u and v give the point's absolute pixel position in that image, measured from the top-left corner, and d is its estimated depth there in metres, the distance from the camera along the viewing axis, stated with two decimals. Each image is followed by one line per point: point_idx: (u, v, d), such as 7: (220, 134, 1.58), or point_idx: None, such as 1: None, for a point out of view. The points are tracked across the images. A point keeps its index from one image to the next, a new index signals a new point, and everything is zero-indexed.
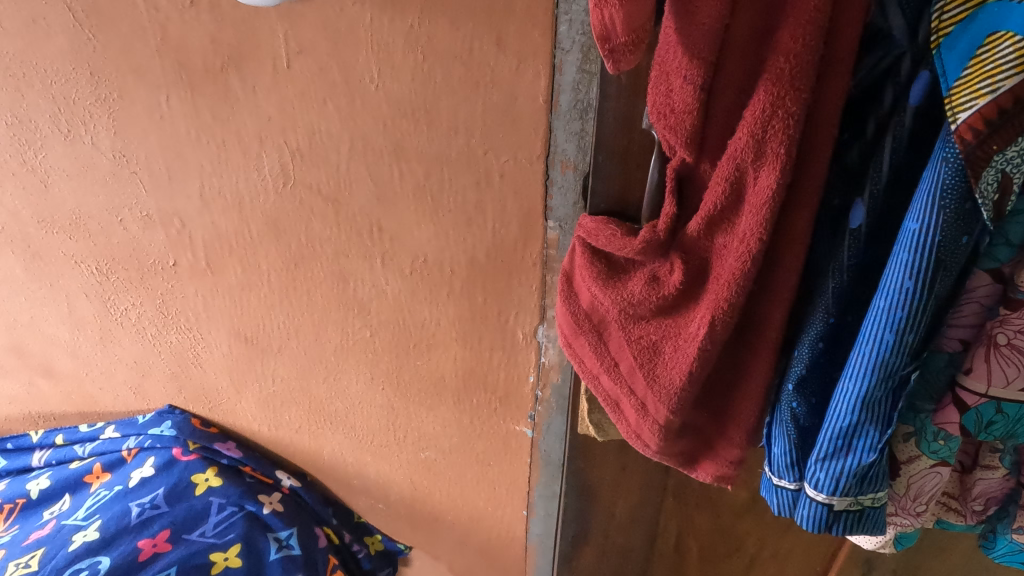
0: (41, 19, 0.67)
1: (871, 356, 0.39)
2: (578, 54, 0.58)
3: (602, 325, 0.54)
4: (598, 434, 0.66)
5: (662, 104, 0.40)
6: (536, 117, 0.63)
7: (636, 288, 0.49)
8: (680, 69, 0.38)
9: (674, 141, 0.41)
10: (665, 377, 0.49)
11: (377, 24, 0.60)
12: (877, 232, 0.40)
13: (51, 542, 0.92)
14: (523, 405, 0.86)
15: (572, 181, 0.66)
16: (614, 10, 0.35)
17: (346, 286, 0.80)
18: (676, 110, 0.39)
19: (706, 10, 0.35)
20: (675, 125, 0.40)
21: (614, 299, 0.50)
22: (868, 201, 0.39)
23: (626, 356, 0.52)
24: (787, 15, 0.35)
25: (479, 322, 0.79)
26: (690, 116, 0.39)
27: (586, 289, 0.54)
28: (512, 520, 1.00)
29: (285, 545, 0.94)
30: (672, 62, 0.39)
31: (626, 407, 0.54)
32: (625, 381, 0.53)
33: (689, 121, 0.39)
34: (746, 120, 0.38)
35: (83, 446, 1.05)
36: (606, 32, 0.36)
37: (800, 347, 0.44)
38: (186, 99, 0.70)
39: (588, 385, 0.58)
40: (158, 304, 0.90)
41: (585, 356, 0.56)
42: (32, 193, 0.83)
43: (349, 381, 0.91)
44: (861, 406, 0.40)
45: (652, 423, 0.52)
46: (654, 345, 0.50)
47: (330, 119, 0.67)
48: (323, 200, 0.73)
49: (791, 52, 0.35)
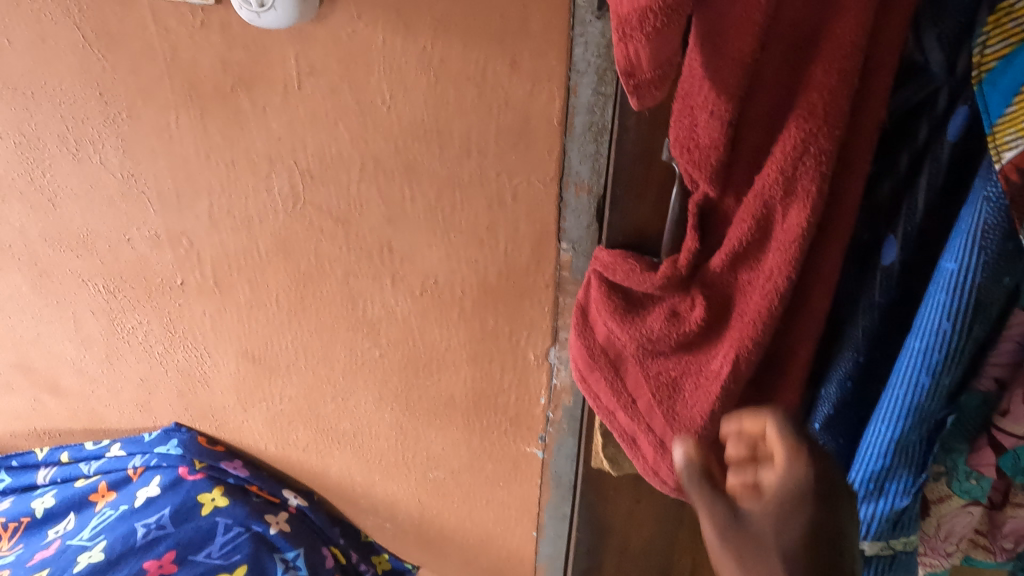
0: (50, 39, 0.66)
1: (904, 397, 0.39)
2: (593, 76, 0.57)
3: (619, 361, 0.53)
4: (612, 468, 0.65)
5: (687, 139, 0.40)
6: (550, 139, 0.62)
7: (656, 323, 0.48)
8: (706, 104, 0.38)
9: (698, 176, 0.41)
10: (687, 416, 0.48)
11: (390, 46, 0.59)
12: (911, 270, 0.40)
13: (56, 563, 0.92)
14: (534, 426, 0.84)
15: (586, 204, 0.64)
16: (638, 46, 0.34)
17: (355, 306, 0.79)
18: (701, 145, 0.39)
19: (736, 45, 0.35)
20: (699, 160, 0.40)
21: (634, 333, 0.49)
22: (901, 238, 0.39)
23: (644, 393, 0.51)
24: (821, 48, 0.35)
25: (490, 343, 0.78)
26: (716, 151, 0.39)
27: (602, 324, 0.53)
28: (522, 541, 0.98)
29: (291, 567, 0.94)
30: (697, 96, 0.38)
31: (644, 446, 0.52)
32: (643, 419, 0.52)
33: (714, 156, 0.39)
34: (775, 156, 0.37)
35: (89, 464, 1.04)
36: (631, 68, 0.36)
37: (830, 385, 0.45)
38: (196, 119, 0.69)
39: (604, 424, 0.56)
40: (165, 323, 0.89)
41: (600, 393, 0.55)
42: (40, 212, 0.82)
43: (357, 401, 0.90)
44: (893, 448, 0.41)
45: (672, 463, 0.50)
46: (674, 381, 0.49)
47: (340, 140, 0.67)
48: (333, 220, 0.73)
49: (825, 87, 0.35)
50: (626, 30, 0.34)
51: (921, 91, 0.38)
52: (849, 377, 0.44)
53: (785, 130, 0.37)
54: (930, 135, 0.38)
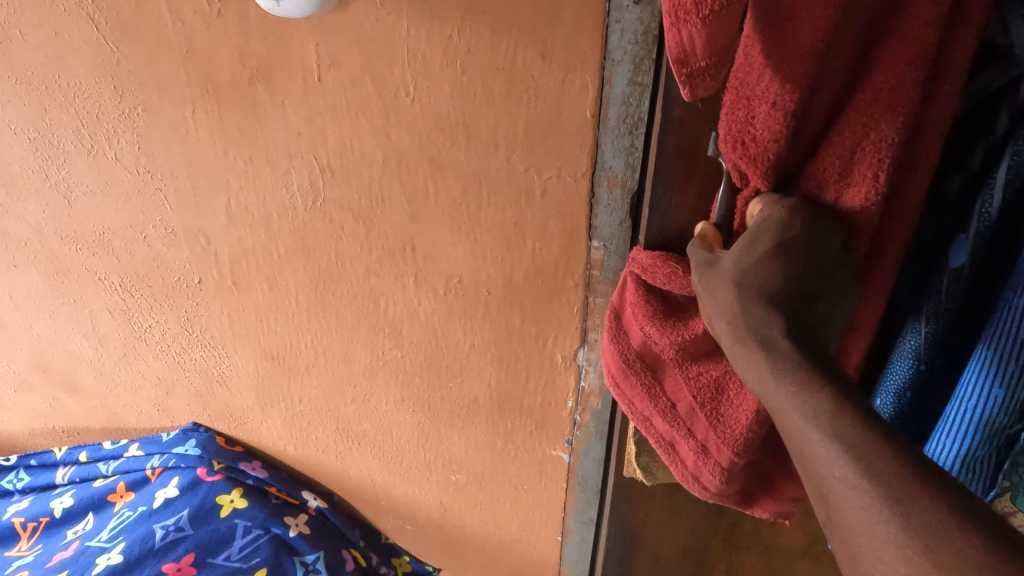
0: (62, 31, 0.64)
1: (977, 411, 0.41)
2: (629, 65, 0.55)
3: (657, 364, 0.54)
4: (645, 478, 0.66)
5: (740, 132, 0.40)
6: (582, 132, 0.59)
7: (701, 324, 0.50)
8: (767, 95, 0.37)
9: (751, 172, 0.41)
10: (731, 416, 0.51)
11: (414, 34, 0.57)
12: (978, 273, 0.41)
13: (74, 564, 0.91)
14: (560, 429, 0.82)
15: (619, 200, 0.62)
16: (695, 29, 0.32)
17: (377, 305, 0.77)
18: (759, 139, 0.39)
19: (805, 33, 0.34)
20: (755, 154, 0.40)
21: (678, 336, 0.51)
22: (971, 243, 0.40)
23: (684, 395, 0.53)
24: (894, 32, 0.35)
25: (516, 344, 0.75)
26: (774, 150, 0.39)
27: (638, 328, 0.54)
28: (546, 544, 0.96)
29: (311, 569, 0.91)
30: (755, 87, 0.37)
31: (683, 448, 0.54)
32: (682, 422, 0.53)
33: (774, 149, 0.39)
34: (837, 143, 0.38)
35: (106, 464, 1.03)
36: (684, 55, 0.34)
37: (888, 394, 0.47)
38: (214, 113, 0.67)
39: (637, 429, 0.57)
40: (183, 322, 0.88)
41: (635, 399, 0.55)
42: (56, 209, 0.80)
43: (378, 402, 0.87)
44: (963, 461, 0.43)
45: (714, 463, 0.52)
46: (717, 382, 0.51)
47: (362, 134, 0.64)
48: (354, 218, 0.70)
49: (895, 73, 0.35)
50: (680, 14, 0.32)
51: (1000, 77, 0.38)
52: (908, 386, 0.46)
53: (846, 119, 0.38)
54: (1010, 127, 0.38)
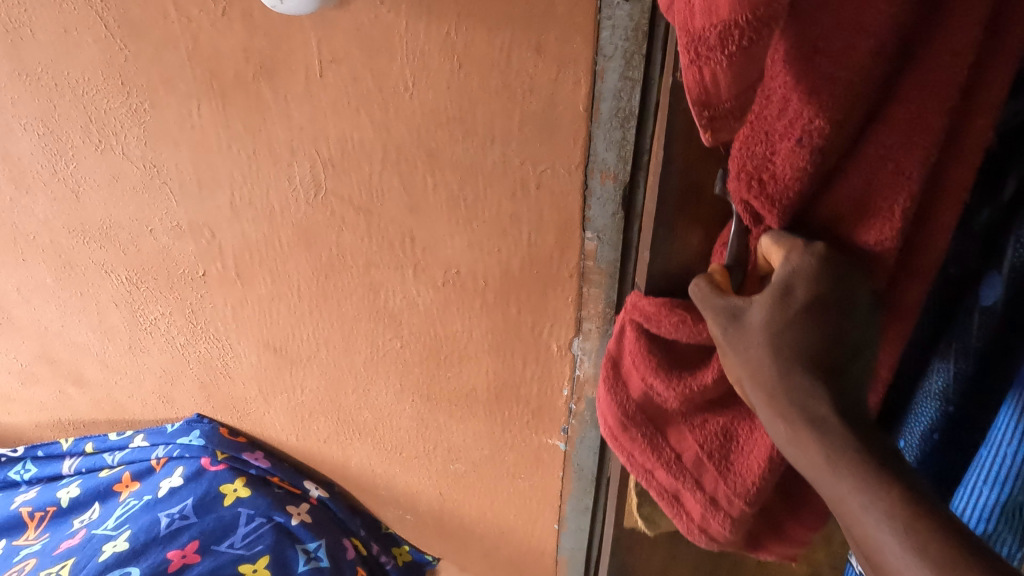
0: (72, 29, 0.66)
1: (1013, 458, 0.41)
2: (621, 61, 0.57)
3: (659, 414, 0.56)
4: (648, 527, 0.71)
5: (760, 167, 0.40)
6: (575, 126, 0.61)
7: (705, 377, 0.52)
8: (791, 131, 0.38)
9: (768, 210, 0.42)
10: (741, 465, 0.52)
11: (413, 31, 0.59)
12: (1012, 314, 0.41)
13: (82, 551, 0.93)
14: (556, 418, 0.84)
15: (612, 192, 0.64)
16: (717, 66, 0.35)
17: (377, 296, 0.79)
18: (781, 175, 0.40)
19: (845, 62, 0.34)
20: (775, 191, 0.41)
21: (682, 389, 0.52)
22: (1005, 282, 0.41)
23: (688, 445, 0.55)
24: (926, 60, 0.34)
25: (512, 334, 0.77)
26: (792, 189, 0.40)
27: (640, 380, 0.56)
28: (543, 533, 0.98)
29: (313, 557, 0.93)
30: (777, 122, 0.38)
31: (689, 497, 0.55)
32: (688, 471, 0.55)
33: (796, 185, 0.40)
34: (860, 179, 0.39)
35: (112, 454, 1.05)
36: (706, 99, 0.38)
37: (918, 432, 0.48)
38: (218, 109, 0.69)
39: (642, 478, 0.59)
40: (187, 314, 0.90)
41: (639, 450, 0.57)
42: (64, 203, 0.82)
43: (378, 392, 0.89)
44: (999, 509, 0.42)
45: (723, 514, 0.53)
46: (722, 430, 0.53)
47: (363, 128, 0.66)
48: (354, 210, 0.72)
49: (924, 100, 0.35)
50: (702, 50, 0.35)
51: None
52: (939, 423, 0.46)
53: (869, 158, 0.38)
54: None
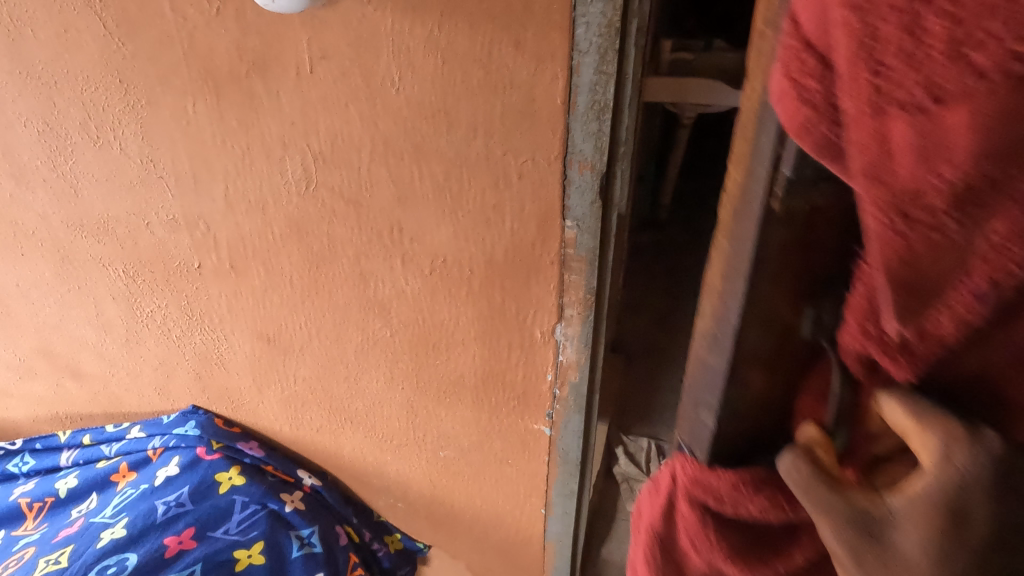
0: (71, 29, 0.69)
1: None
2: (595, 56, 0.60)
3: None
4: None
5: (918, 309, 0.31)
6: (554, 118, 0.64)
7: (790, 555, 0.47)
8: (984, 277, 0.29)
9: (911, 353, 0.33)
10: None
11: (399, 29, 0.62)
12: None
13: (79, 539, 0.95)
14: (541, 404, 0.87)
15: (590, 181, 0.67)
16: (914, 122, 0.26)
17: (367, 286, 0.82)
18: (950, 319, 0.31)
19: None
20: (932, 333, 0.32)
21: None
22: None
23: None
24: None
25: (497, 321, 0.80)
26: (942, 350, 0.33)
27: (707, 565, 0.49)
28: (531, 518, 1.01)
29: (307, 543, 0.97)
30: (967, 265, 0.29)
31: None
32: None
33: (967, 330, 0.31)
34: None
35: (109, 446, 1.07)
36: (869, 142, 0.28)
37: None
38: (213, 105, 0.72)
39: None
40: (183, 306, 0.92)
41: None
42: (62, 198, 0.85)
43: (369, 380, 0.92)
44: None
45: None
46: None
47: (352, 123, 0.69)
48: (344, 202, 0.75)
49: None
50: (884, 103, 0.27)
51: None
52: None
53: None
54: None
